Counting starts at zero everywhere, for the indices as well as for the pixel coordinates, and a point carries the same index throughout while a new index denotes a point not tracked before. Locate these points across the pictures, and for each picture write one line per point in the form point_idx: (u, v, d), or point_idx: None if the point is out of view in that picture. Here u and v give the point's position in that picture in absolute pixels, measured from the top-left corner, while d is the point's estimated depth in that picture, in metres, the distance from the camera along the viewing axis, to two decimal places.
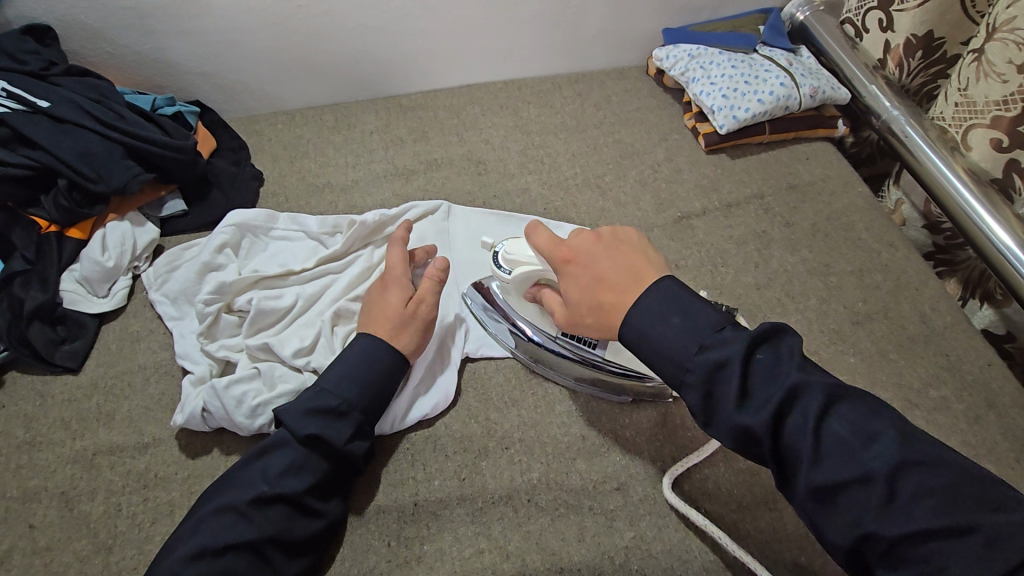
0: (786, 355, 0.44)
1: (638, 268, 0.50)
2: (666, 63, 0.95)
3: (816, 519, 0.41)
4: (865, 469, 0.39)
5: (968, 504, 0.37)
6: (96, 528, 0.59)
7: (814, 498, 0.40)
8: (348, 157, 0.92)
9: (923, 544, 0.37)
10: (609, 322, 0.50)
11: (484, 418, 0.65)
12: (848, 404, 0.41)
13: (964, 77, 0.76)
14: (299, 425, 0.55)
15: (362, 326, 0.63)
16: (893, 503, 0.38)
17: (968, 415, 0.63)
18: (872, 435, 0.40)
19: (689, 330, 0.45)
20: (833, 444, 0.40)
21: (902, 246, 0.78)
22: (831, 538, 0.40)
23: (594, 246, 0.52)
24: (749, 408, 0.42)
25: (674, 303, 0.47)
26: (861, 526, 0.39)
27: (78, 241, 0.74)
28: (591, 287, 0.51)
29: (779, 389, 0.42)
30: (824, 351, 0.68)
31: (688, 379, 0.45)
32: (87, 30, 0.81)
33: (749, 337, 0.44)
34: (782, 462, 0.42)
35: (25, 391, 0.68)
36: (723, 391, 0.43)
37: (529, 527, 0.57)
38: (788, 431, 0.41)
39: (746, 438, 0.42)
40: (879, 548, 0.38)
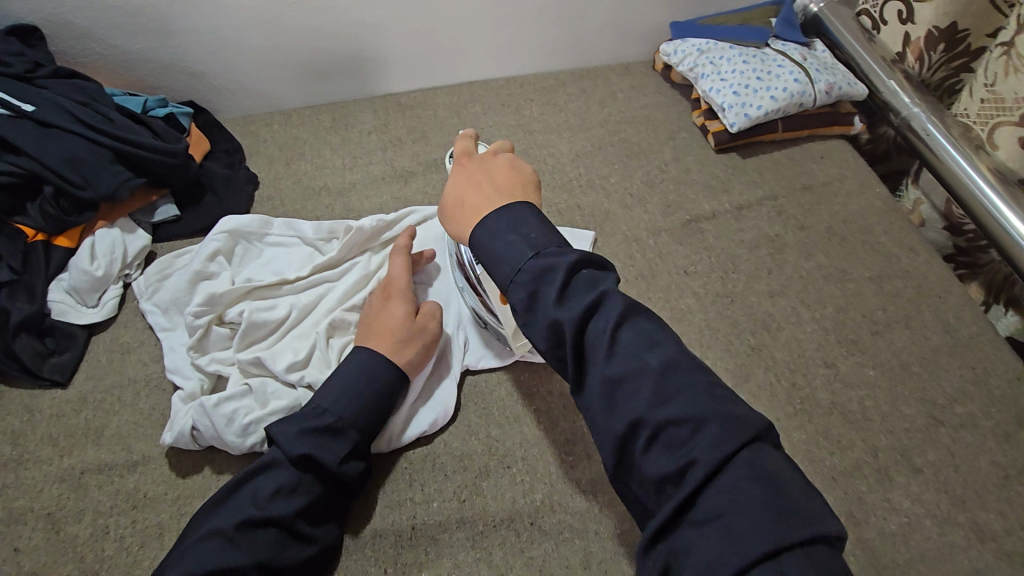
0: (606, 278, 0.44)
1: (502, 187, 0.51)
2: (674, 58, 0.91)
3: (601, 412, 0.40)
4: (646, 364, 0.40)
5: (721, 399, 0.39)
6: (83, 551, 0.57)
7: (603, 391, 0.40)
8: (345, 158, 0.89)
9: (679, 430, 0.38)
10: (456, 220, 0.52)
11: (485, 435, 0.62)
12: (646, 317, 0.42)
13: (991, 73, 0.72)
14: (293, 446, 0.53)
15: (361, 340, 0.61)
16: (661, 395, 0.39)
17: (997, 433, 0.60)
18: (655, 343, 0.41)
19: (530, 241, 0.46)
20: (628, 348, 0.40)
21: (923, 250, 0.74)
22: (612, 424, 0.40)
23: (487, 159, 0.55)
24: (565, 306, 0.42)
25: (518, 220, 0.47)
26: (634, 416, 0.39)
27: (66, 250, 0.72)
28: (462, 186, 0.53)
29: (591, 294, 0.42)
30: (842, 363, 0.65)
31: (519, 280, 0.45)
32: (75, 31, 0.78)
33: (579, 255, 0.44)
34: (580, 358, 0.42)
35: (11, 407, 0.66)
36: (545, 294, 0.43)
37: (532, 552, 0.55)
38: (592, 332, 0.41)
39: (559, 338, 0.42)
40: (646, 438, 0.39)
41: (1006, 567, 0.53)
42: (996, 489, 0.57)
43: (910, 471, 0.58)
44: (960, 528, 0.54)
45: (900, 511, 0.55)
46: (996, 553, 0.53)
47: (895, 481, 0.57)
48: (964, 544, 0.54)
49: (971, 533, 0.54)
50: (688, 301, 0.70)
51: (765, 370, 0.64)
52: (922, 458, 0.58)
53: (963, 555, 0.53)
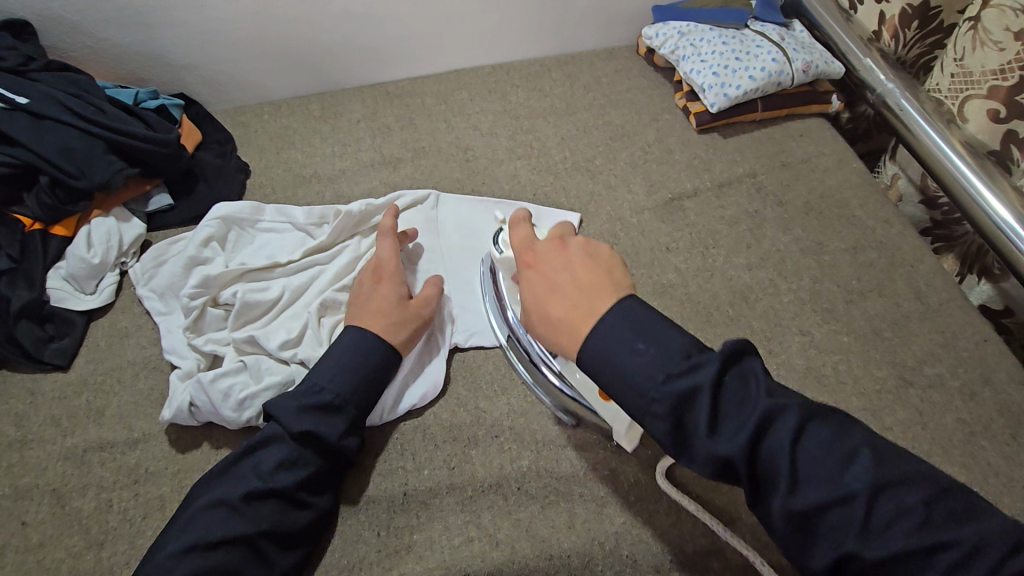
0: (753, 378, 0.41)
1: (598, 288, 0.47)
2: (655, 42, 0.93)
3: (796, 545, 0.38)
4: (845, 489, 0.36)
5: (944, 519, 0.36)
6: (88, 524, 0.59)
7: (792, 525, 0.37)
8: (335, 146, 0.90)
9: (830, 513, 0.37)
10: (551, 336, 0.48)
11: (473, 406, 0.64)
12: (819, 424, 0.39)
13: (960, 47, 0.74)
14: (295, 422, 0.55)
15: (355, 320, 0.62)
16: (868, 524, 0.36)
17: (964, 393, 0.62)
18: (847, 454, 0.38)
19: (658, 355, 0.42)
20: (811, 470, 0.37)
21: (898, 222, 0.76)
22: (814, 562, 0.37)
23: (562, 256, 0.51)
24: (722, 435, 0.39)
25: (636, 324, 0.43)
26: (843, 549, 0.36)
27: (63, 238, 0.74)
28: (543, 294, 0.49)
29: (750, 415, 0.39)
30: (817, 331, 0.67)
31: (654, 409, 0.41)
32: (65, 24, 0.80)
33: (722, 354, 0.41)
34: (756, 481, 0.39)
35: (14, 390, 0.68)
36: (694, 422, 0.40)
37: (519, 514, 0.57)
38: (766, 452, 0.38)
39: (727, 468, 0.39)
40: (807, 529, 0.37)
41: None
42: (962, 445, 0.59)
43: (880, 430, 0.60)
44: None
45: None
46: None
47: None
48: None
49: None
50: (669, 276, 0.72)
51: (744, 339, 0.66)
52: (892, 418, 0.61)
53: None
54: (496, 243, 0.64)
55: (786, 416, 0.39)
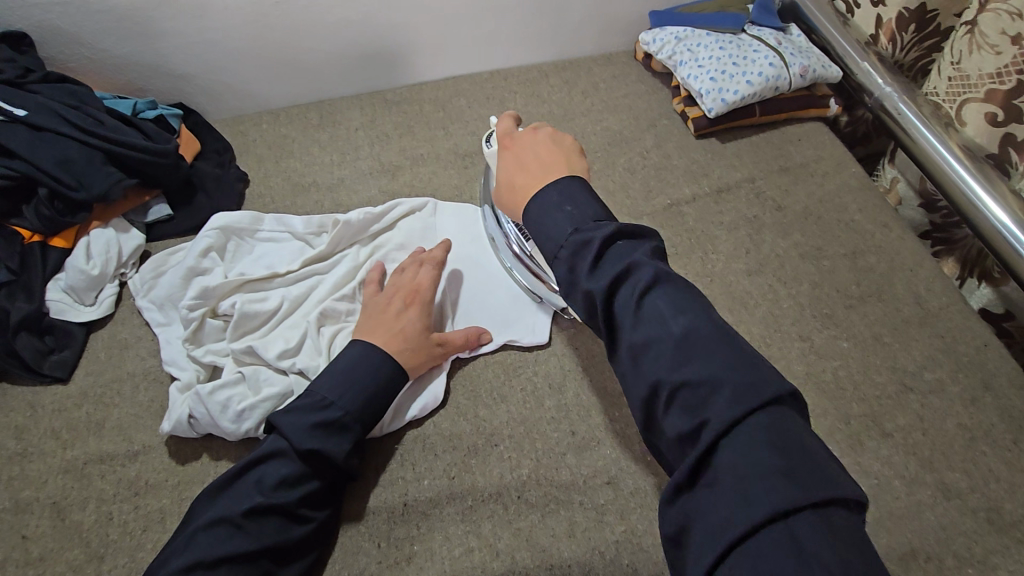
0: (642, 248, 0.46)
1: (554, 164, 0.54)
2: (653, 47, 0.93)
3: (630, 380, 0.42)
4: (668, 330, 0.41)
5: (786, 431, 0.36)
6: (88, 537, 0.59)
7: (631, 357, 0.42)
8: (333, 155, 0.91)
9: (691, 392, 0.39)
10: (513, 200, 0.56)
11: (473, 415, 0.64)
12: (673, 285, 0.43)
13: (957, 51, 0.74)
14: (301, 439, 0.55)
15: (377, 341, 0.61)
16: (712, 397, 0.38)
17: (965, 398, 0.62)
18: (683, 310, 0.42)
19: (571, 216, 0.48)
20: (651, 314, 0.42)
21: (897, 226, 0.76)
22: (635, 388, 0.41)
23: (531, 139, 0.58)
24: (598, 276, 0.44)
25: (569, 195, 0.50)
26: (672, 395, 0.39)
27: (62, 250, 0.74)
28: (513, 169, 0.56)
29: (621, 266, 0.44)
30: (817, 336, 0.67)
31: (562, 255, 0.47)
32: (64, 36, 0.80)
33: (616, 227, 0.46)
34: (611, 328, 0.44)
35: (14, 403, 0.68)
36: (580, 266, 0.46)
37: (519, 524, 0.57)
38: (618, 301, 0.43)
39: (593, 308, 0.45)
40: (664, 399, 0.39)
41: (971, 522, 0.55)
42: (963, 451, 0.59)
43: (881, 435, 0.60)
44: (928, 487, 0.57)
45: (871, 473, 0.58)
46: (962, 510, 0.56)
47: (866, 445, 0.59)
48: (931, 502, 0.56)
49: (939, 492, 0.56)
50: None
51: None
52: (892, 424, 0.60)
53: (931, 512, 0.55)
54: (487, 141, 0.70)
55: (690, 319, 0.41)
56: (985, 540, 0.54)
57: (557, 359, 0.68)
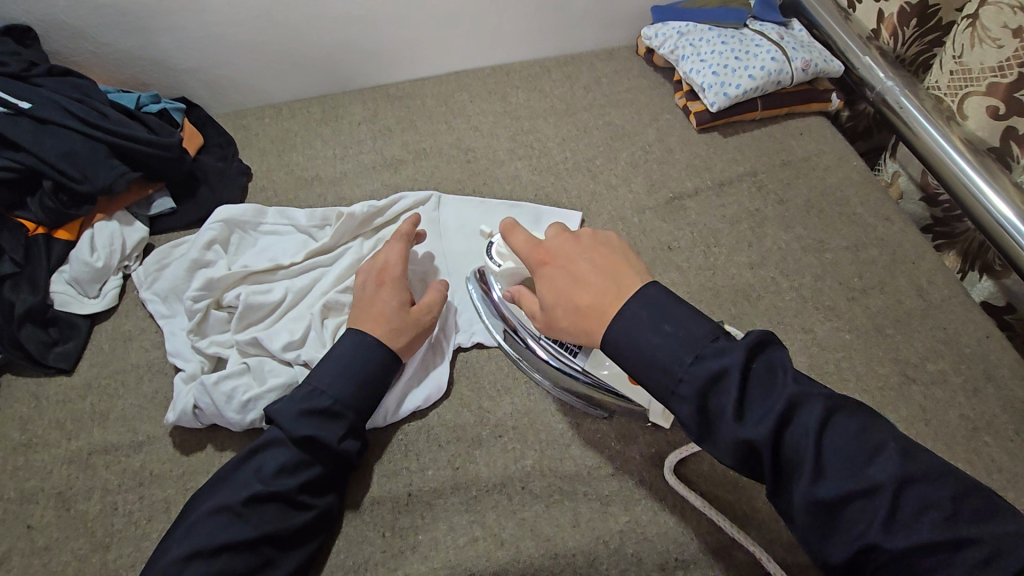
0: (780, 371, 0.43)
1: (621, 275, 0.50)
2: (655, 42, 0.93)
3: (815, 535, 0.39)
4: (872, 480, 0.38)
5: (969, 520, 0.36)
6: (93, 526, 0.59)
7: (812, 512, 0.39)
8: (336, 149, 0.91)
9: (927, 557, 0.36)
10: (582, 325, 0.50)
11: (476, 406, 0.64)
12: (845, 414, 0.40)
13: (959, 45, 0.74)
14: (297, 427, 0.55)
15: (356, 325, 0.62)
16: (897, 515, 0.37)
17: (967, 389, 0.62)
18: (877, 450, 0.39)
19: (684, 337, 0.44)
20: (835, 455, 0.39)
21: (899, 220, 0.76)
22: (830, 555, 0.38)
23: (578, 248, 0.54)
24: (749, 421, 0.41)
25: (660, 311, 0.46)
26: (865, 540, 0.37)
27: (67, 242, 0.74)
28: (565, 282, 0.52)
29: (776, 402, 0.41)
30: (820, 328, 0.67)
31: (684, 391, 0.43)
32: (67, 29, 0.80)
33: (746, 351, 0.43)
34: (779, 471, 0.41)
35: (19, 394, 0.68)
36: (718, 404, 0.42)
37: (523, 514, 0.57)
38: (790, 439, 0.40)
39: (746, 451, 0.41)
40: (881, 563, 0.37)
41: None
42: (966, 441, 0.59)
43: None
44: None
45: None
46: None
47: None
48: None
49: None
50: (672, 275, 0.72)
51: None
52: (895, 415, 0.61)
53: None
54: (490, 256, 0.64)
55: (810, 406, 0.41)
56: None
57: None
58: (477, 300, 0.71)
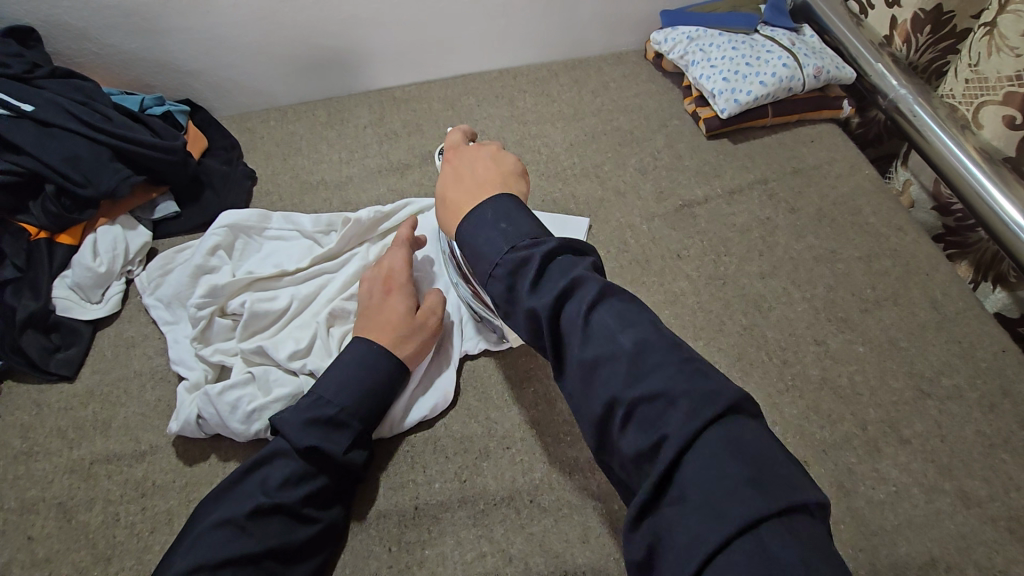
0: (582, 264, 0.44)
1: (488, 183, 0.53)
2: (664, 47, 0.92)
3: (581, 395, 0.40)
4: (618, 346, 0.39)
5: (687, 378, 0.37)
6: (95, 538, 0.58)
7: (581, 375, 0.40)
8: (341, 153, 0.90)
9: (649, 408, 0.37)
10: (439, 212, 0.54)
11: (484, 417, 0.63)
12: (622, 303, 0.41)
13: (975, 53, 0.73)
14: (301, 438, 0.54)
15: (363, 333, 0.61)
16: (637, 372, 0.38)
17: (983, 404, 0.61)
18: (630, 322, 0.40)
19: (508, 232, 0.46)
20: (599, 330, 0.40)
21: (911, 229, 0.75)
22: (590, 407, 0.39)
23: (473, 155, 0.57)
24: (540, 291, 0.42)
25: (500, 211, 0.48)
26: (611, 396, 0.38)
27: (69, 247, 0.73)
28: (445, 180, 0.55)
29: (564, 281, 0.42)
30: (832, 340, 0.66)
31: (497, 272, 0.45)
32: (71, 31, 0.79)
33: (556, 242, 0.44)
34: (558, 344, 0.42)
35: (20, 401, 0.67)
36: (520, 286, 0.44)
37: (532, 529, 0.56)
38: (566, 316, 0.41)
39: (537, 327, 0.43)
40: (621, 417, 0.38)
41: (991, 531, 0.54)
42: (983, 458, 0.58)
43: (899, 442, 0.59)
44: (947, 495, 0.56)
45: (889, 480, 0.57)
46: (981, 518, 0.55)
47: (883, 451, 0.59)
48: (951, 510, 0.55)
49: (958, 500, 0.56)
50: (682, 284, 0.71)
51: (758, 349, 0.66)
52: (910, 430, 0.60)
53: (950, 521, 0.55)
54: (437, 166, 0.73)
55: (590, 286, 0.42)
56: (1005, 549, 0.54)
57: None
58: (459, 288, 0.70)
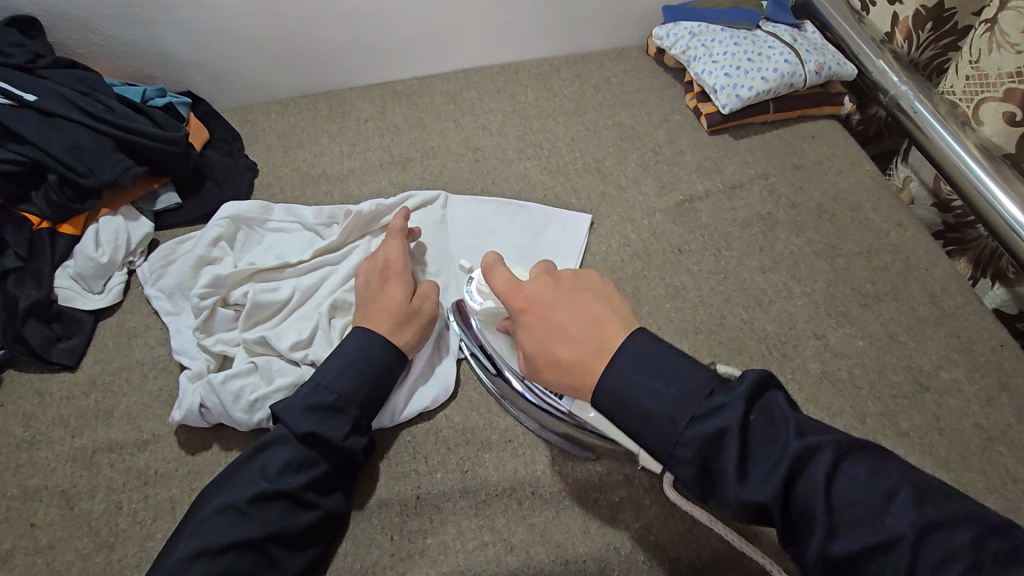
0: (781, 418, 0.41)
1: (603, 326, 0.47)
2: (666, 42, 0.92)
3: (816, 567, 0.38)
4: (881, 524, 0.36)
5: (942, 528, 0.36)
6: (97, 526, 0.59)
7: (827, 560, 0.37)
8: (343, 145, 0.90)
9: (880, 553, 0.36)
10: (562, 379, 0.48)
11: (486, 409, 0.64)
12: (854, 462, 0.38)
13: (976, 49, 0.73)
14: (299, 424, 0.54)
15: (361, 322, 0.62)
16: (887, 537, 0.36)
17: (981, 398, 0.62)
18: (878, 488, 0.37)
19: (678, 397, 0.42)
20: (839, 502, 0.38)
21: (912, 225, 0.76)
22: (810, 564, 0.38)
23: (556, 292, 0.50)
24: (752, 480, 0.39)
25: (657, 366, 0.43)
26: (848, 554, 0.37)
27: (71, 237, 0.73)
28: (543, 334, 0.49)
29: (782, 459, 0.39)
30: (832, 334, 0.66)
31: (682, 450, 0.41)
32: (72, 21, 0.79)
33: (749, 390, 0.41)
34: (786, 519, 0.39)
35: (22, 390, 0.67)
36: (721, 467, 0.40)
37: (533, 519, 0.57)
38: (796, 492, 0.38)
39: (754, 513, 0.39)
40: (851, 568, 0.37)
41: None
42: (981, 451, 0.59)
43: (897, 435, 0.60)
44: None
45: None
46: None
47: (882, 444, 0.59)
48: None
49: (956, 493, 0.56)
50: (682, 278, 0.72)
51: (758, 343, 0.66)
52: (908, 423, 0.60)
53: None
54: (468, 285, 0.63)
55: (816, 455, 0.39)
56: None
57: None
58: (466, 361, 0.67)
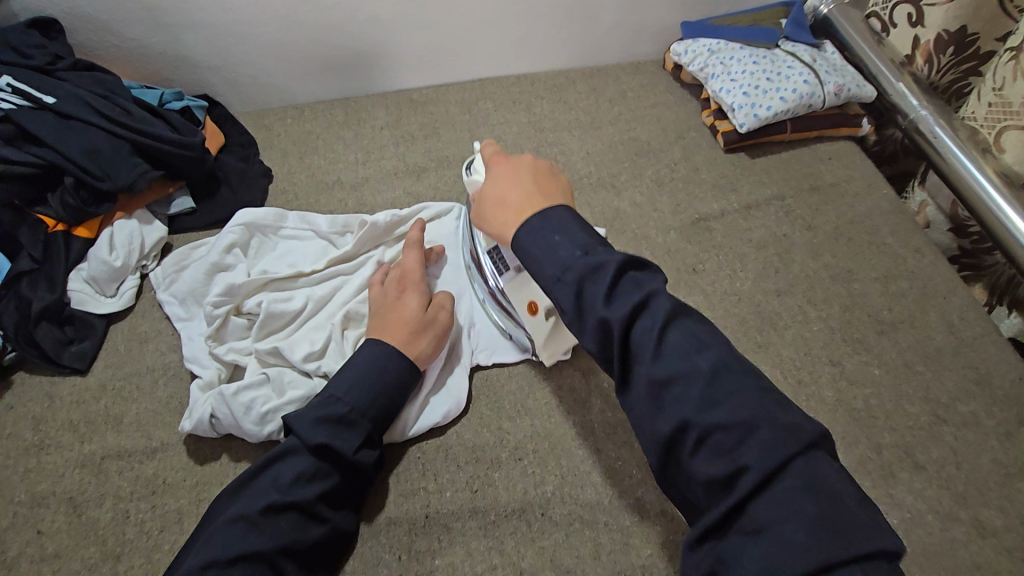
0: (648, 280, 0.43)
1: (549, 192, 0.49)
2: (683, 58, 0.92)
3: (648, 415, 0.39)
4: (696, 366, 0.38)
5: (763, 404, 0.37)
6: (104, 534, 0.58)
7: (649, 394, 0.39)
8: (357, 153, 0.90)
9: (725, 436, 0.37)
10: (500, 221, 0.50)
11: (496, 427, 0.63)
12: (691, 320, 0.41)
13: (1000, 76, 0.73)
14: (311, 434, 0.54)
15: (376, 331, 0.61)
16: (713, 395, 0.38)
17: (999, 432, 0.61)
18: (705, 344, 0.40)
19: (575, 240, 0.44)
20: (674, 350, 0.39)
21: (930, 251, 0.75)
22: (658, 427, 0.39)
23: (526, 160, 0.53)
24: (614, 303, 0.41)
25: (562, 221, 0.45)
26: (683, 418, 0.38)
27: (86, 240, 0.73)
28: (502, 184, 0.51)
29: (637, 295, 0.41)
30: (847, 361, 0.66)
31: (566, 279, 0.43)
32: (92, 23, 0.79)
33: (626, 255, 0.42)
34: (624, 356, 0.41)
35: (32, 394, 0.67)
36: (591, 292, 0.42)
37: (543, 542, 0.56)
38: (639, 330, 0.40)
39: (605, 336, 0.41)
40: (694, 441, 0.38)
41: (1005, 561, 0.54)
42: (999, 487, 0.58)
43: (913, 468, 0.59)
44: (961, 524, 0.56)
45: (903, 507, 0.57)
46: (996, 548, 0.55)
47: (897, 477, 0.59)
48: (965, 539, 0.55)
49: (973, 529, 0.56)
50: (696, 297, 0.72)
51: (772, 366, 0.66)
52: (925, 456, 0.60)
53: (965, 549, 0.55)
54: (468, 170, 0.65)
55: (658, 302, 0.41)
56: None
57: (582, 372, 0.67)
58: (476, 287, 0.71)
